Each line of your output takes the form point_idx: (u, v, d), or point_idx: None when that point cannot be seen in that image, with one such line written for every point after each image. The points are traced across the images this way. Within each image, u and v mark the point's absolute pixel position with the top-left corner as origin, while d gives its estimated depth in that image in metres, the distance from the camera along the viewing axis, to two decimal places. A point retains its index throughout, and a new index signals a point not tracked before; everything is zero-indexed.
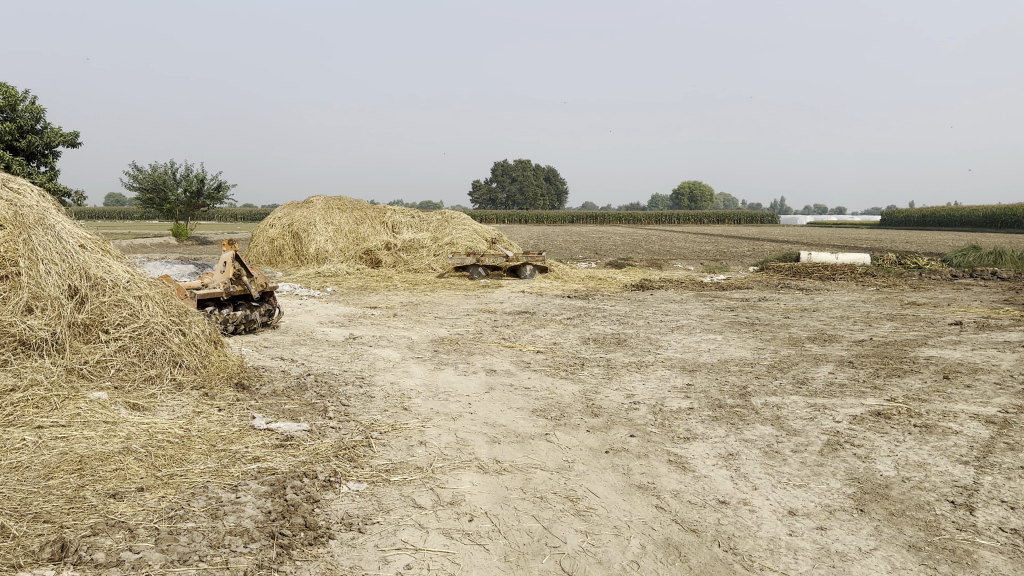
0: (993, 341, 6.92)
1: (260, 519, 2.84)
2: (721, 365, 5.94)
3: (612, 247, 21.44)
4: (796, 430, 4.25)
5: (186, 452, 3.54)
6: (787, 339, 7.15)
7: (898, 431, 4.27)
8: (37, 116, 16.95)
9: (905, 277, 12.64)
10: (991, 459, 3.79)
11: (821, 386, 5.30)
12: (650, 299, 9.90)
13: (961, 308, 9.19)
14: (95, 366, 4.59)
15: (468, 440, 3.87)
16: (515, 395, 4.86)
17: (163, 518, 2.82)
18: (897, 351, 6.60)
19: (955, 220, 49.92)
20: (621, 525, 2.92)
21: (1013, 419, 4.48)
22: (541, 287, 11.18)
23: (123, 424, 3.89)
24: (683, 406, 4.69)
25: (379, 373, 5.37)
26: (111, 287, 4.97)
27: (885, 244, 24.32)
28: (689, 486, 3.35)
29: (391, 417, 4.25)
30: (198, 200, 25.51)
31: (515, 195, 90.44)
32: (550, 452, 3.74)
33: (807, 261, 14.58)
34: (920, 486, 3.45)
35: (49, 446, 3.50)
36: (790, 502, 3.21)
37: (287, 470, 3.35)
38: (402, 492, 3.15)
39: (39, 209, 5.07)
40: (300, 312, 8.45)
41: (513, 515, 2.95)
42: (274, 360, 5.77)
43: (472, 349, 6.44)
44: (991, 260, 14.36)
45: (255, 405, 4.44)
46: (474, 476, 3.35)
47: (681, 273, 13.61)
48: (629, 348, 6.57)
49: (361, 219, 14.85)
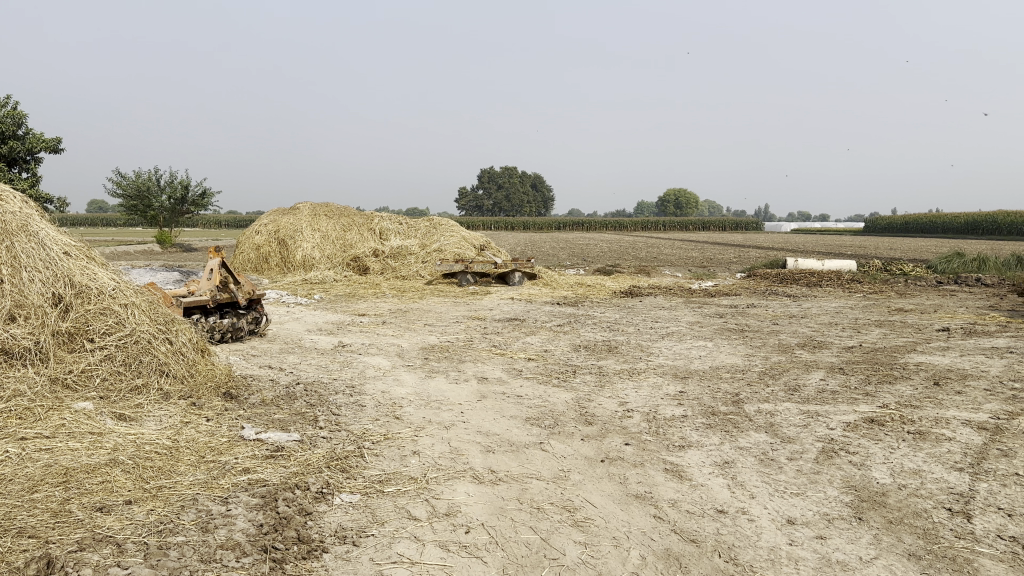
0: (981, 348, 6.95)
1: (251, 533, 2.78)
2: (713, 372, 5.93)
3: (599, 254, 21.48)
4: (790, 437, 4.23)
5: (174, 464, 3.47)
6: (777, 345, 7.15)
7: (892, 438, 4.26)
8: (18, 120, 16.75)
9: (890, 283, 12.73)
10: (986, 465, 3.79)
11: (813, 393, 5.29)
12: (639, 306, 9.87)
13: (947, 314, 9.25)
14: (80, 375, 4.50)
15: (462, 450, 3.82)
16: (507, 404, 4.80)
17: (152, 532, 2.75)
18: (887, 357, 6.61)
19: (937, 227, 50.53)
20: (620, 536, 2.88)
21: (1006, 425, 4.49)
22: (531, 293, 11.15)
23: (108, 436, 3.80)
24: (676, 413, 4.67)
25: (369, 382, 5.31)
26: (96, 295, 4.89)
27: (872, 250, 24.50)
28: (686, 495, 3.31)
29: (383, 426, 4.19)
30: (182, 208, 25.31)
31: (501, 202, 90.52)
32: (545, 461, 3.70)
33: (793, 268, 14.65)
34: (917, 494, 3.43)
35: (32, 459, 3.41)
36: (788, 511, 3.18)
37: (279, 481, 3.28)
38: (396, 503, 3.09)
39: (23, 215, 4.98)
40: (287, 320, 8.36)
41: (510, 527, 2.90)
42: (262, 369, 5.69)
43: (462, 356, 6.39)
44: (975, 267, 14.52)
45: (244, 415, 4.36)
46: (470, 486, 3.30)
47: (669, 280, 13.62)
48: (620, 356, 6.53)
49: (348, 226, 14.77)
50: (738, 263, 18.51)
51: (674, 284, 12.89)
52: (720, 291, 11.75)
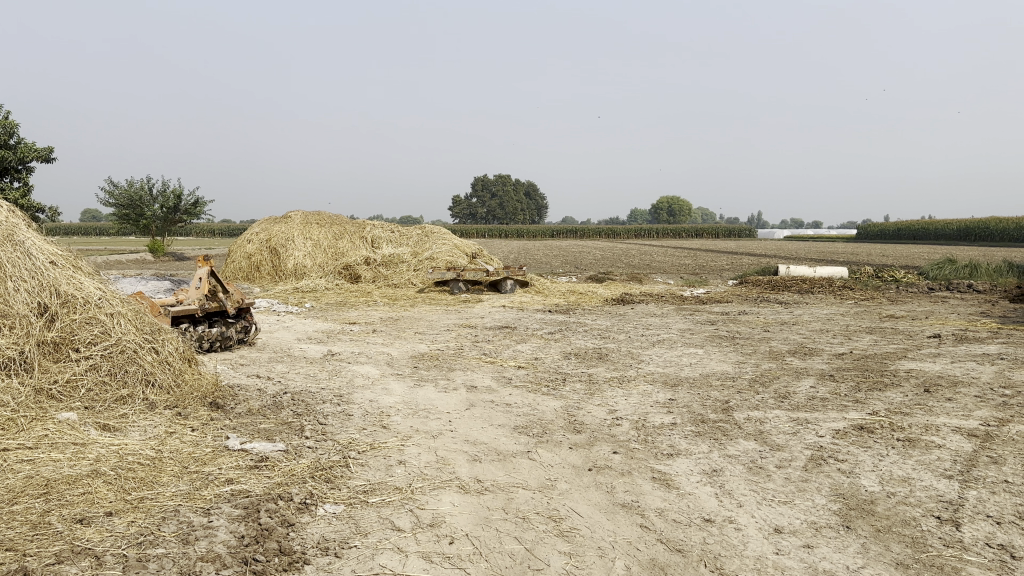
0: (972, 354, 6.95)
1: (232, 544, 2.75)
2: (703, 379, 5.91)
3: (591, 262, 21.48)
4: (779, 445, 4.21)
5: (157, 475, 3.43)
6: (768, 352, 7.14)
7: (881, 445, 4.25)
8: (9, 130, 16.68)
9: (882, 290, 12.76)
10: (975, 473, 3.78)
11: (803, 400, 5.27)
12: (630, 313, 9.85)
13: (938, 320, 9.26)
14: (65, 386, 4.46)
15: (449, 459, 3.79)
16: (496, 412, 4.78)
17: (132, 544, 2.72)
18: (878, 364, 6.60)
19: (930, 234, 50.73)
20: (606, 547, 2.86)
21: (996, 432, 4.48)
22: (523, 301, 11.13)
23: (92, 447, 3.76)
24: (665, 421, 4.64)
25: (358, 391, 5.27)
26: (82, 304, 4.85)
27: (864, 256, 24.53)
28: (673, 504, 3.29)
29: (369, 436, 4.16)
30: (175, 216, 25.24)
31: (495, 210, 90.62)
32: (532, 470, 3.68)
33: (785, 274, 14.66)
34: (905, 501, 3.42)
35: (13, 470, 3.37)
36: (776, 520, 3.17)
37: (262, 492, 3.25)
38: (380, 514, 3.06)
39: (9, 224, 4.94)
40: (277, 329, 8.32)
41: (495, 537, 2.88)
42: (249, 378, 5.64)
43: (452, 364, 6.36)
44: (966, 274, 14.58)
45: (229, 425, 4.33)
46: (455, 496, 3.27)
47: (661, 288, 13.63)
48: (611, 363, 6.51)
49: (340, 234, 14.75)
50: (731, 270, 18.52)
51: (666, 291, 12.90)
52: (712, 298, 11.75)
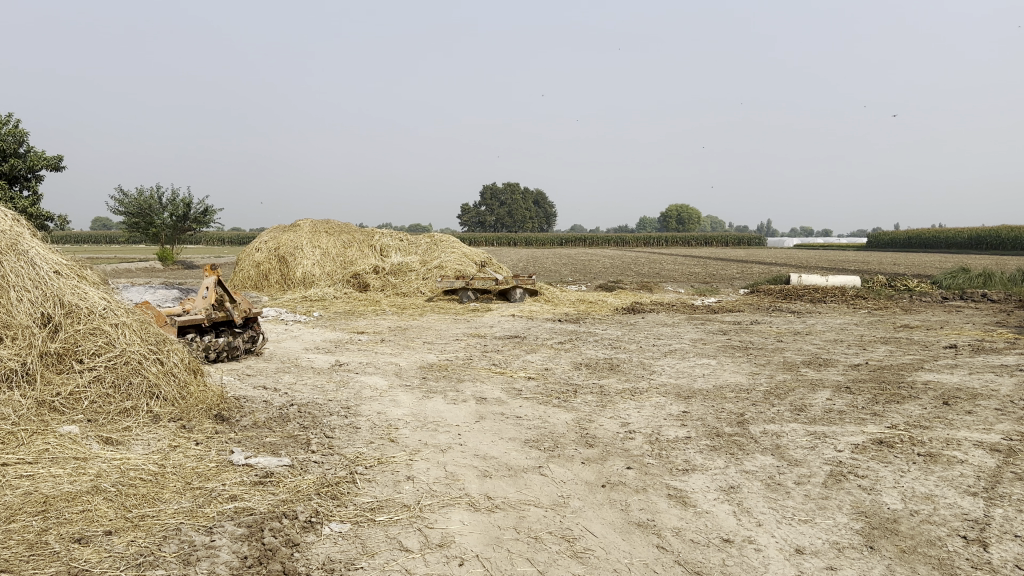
0: (990, 365, 6.82)
1: (234, 565, 2.66)
2: (716, 391, 5.79)
3: (599, 271, 21.37)
4: (797, 460, 4.10)
5: (159, 491, 3.34)
6: (782, 363, 7.02)
7: (902, 461, 4.12)
8: (20, 138, 16.80)
9: (896, 299, 12.65)
10: (1000, 490, 3.65)
11: (820, 413, 5.14)
12: (640, 323, 9.73)
13: (954, 330, 9.13)
14: (68, 398, 4.39)
15: (458, 475, 3.69)
16: (507, 425, 4.67)
17: (131, 566, 2.63)
18: (894, 375, 6.47)
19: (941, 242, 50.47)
20: (621, 568, 2.75)
21: (1019, 447, 4.34)
22: (532, 310, 11.03)
23: (93, 461, 3.68)
24: (679, 435, 4.53)
25: (365, 403, 5.17)
26: (87, 314, 4.79)
27: (876, 265, 24.30)
28: (691, 523, 3.19)
29: (377, 450, 4.06)
30: (183, 224, 25.24)
31: (504, 218, 90.65)
32: (543, 486, 3.58)
33: (797, 283, 14.50)
34: (930, 520, 3.30)
35: (12, 486, 3.30)
36: (797, 539, 3.06)
37: (266, 510, 3.16)
38: (387, 533, 2.97)
39: (13, 233, 4.89)
40: (285, 338, 8.25)
41: (506, 558, 2.78)
42: (255, 390, 5.54)
43: (461, 375, 6.26)
44: (980, 282, 14.42)
45: (234, 439, 4.24)
46: (465, 514, 3.18)
47: (671, 296, 13.48)
48: (622, 374, 6.42)
49: (348, 242, 14.70)
50: (742, 278, 18.40)
51: (677, 299, 12.73)
52: (724, 307, 11.62)
